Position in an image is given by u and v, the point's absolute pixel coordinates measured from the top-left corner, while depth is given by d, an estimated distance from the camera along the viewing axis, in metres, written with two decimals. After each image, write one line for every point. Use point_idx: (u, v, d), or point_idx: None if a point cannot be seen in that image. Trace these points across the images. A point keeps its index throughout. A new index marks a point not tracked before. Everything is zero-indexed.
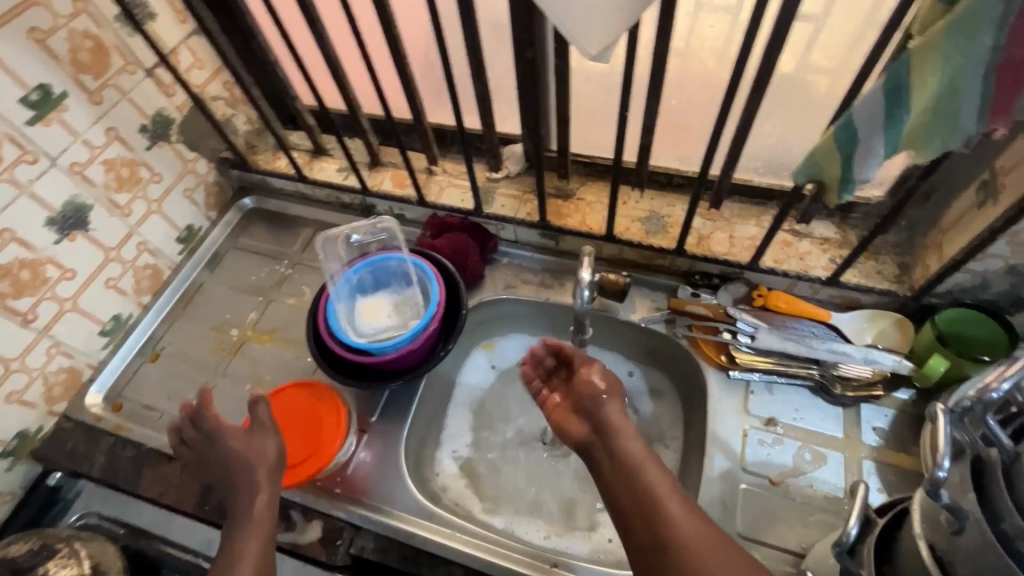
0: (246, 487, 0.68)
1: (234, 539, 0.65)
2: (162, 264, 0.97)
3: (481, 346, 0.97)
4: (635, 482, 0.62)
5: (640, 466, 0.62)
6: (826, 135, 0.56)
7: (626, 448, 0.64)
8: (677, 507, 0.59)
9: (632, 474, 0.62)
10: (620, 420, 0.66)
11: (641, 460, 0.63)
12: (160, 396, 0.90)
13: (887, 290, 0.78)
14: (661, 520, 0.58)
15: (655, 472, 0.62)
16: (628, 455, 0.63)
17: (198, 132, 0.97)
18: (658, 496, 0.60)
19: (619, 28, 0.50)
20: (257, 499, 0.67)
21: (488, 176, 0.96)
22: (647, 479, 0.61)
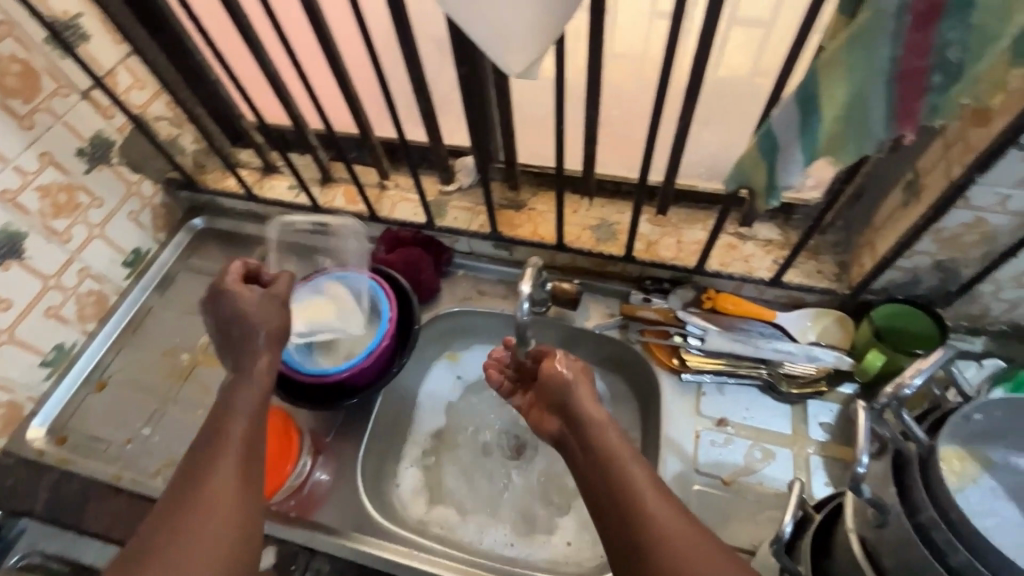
0: (210, 452, 0.58)
1: (183, 515, 0.54)
2: (108, 289, 0.94)
3: (445, 356, 0.97)
4: (613, 477, 0.56)
5: (614, 456, 0.57)
6: (749, 144, 0.57)
7: (597, 438, 0.59)
8: (658, 505, 0.53)
9: (610, 468, 0.57)
10: (592, 411, 0.61)
11: (619, 452, 0.58)
12: (108, 426, 0.88)
13: (827, 288, 0.81)
14: (643, 518, 0.53)
15: (634, 463, 0.57)
16: (605, 449, 0.58)
17: (142, 153, 0.95)
18: (635, 488, 0.55)
19: (542, 45, 0.50)
20: (220, 462, 0.57)
21: (440, 189, 0.96)
22: (628, 472, 0.56)
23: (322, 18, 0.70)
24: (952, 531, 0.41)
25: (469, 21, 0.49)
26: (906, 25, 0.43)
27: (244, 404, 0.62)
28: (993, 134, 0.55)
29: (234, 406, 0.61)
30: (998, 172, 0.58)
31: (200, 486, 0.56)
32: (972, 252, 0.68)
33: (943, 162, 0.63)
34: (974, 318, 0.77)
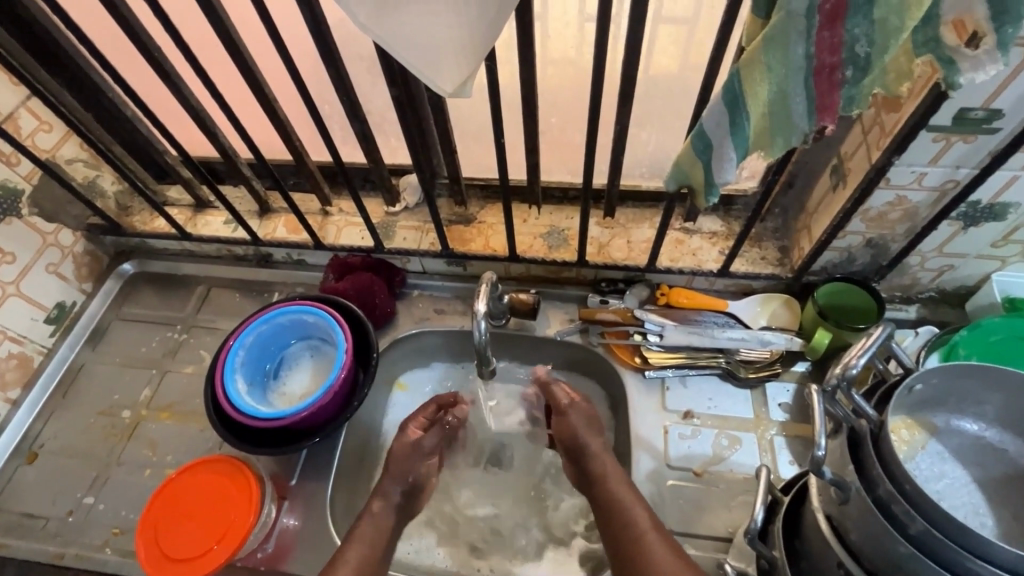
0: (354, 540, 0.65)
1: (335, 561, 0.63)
2: (30, 350, 0.87)
3: (395, 389, 0.93)
4: (620, 519, 0.65)
5: (624, 504, 0.66)
6: (685, 144, 0.59)
7: (612, 495, 0.67)
8: (657, 545, 0.61)
9: (621, 512, 0.65)
10: (607, 465, 0.70)
11: (625, 498, 0.66)
12: (42, 501, 0.80)
13: (772, 273, 0.84)
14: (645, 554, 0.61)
15: (642, 510, 0.65)
16: (613, 496, 0.67)
17: (56, 200, 0.88)
18: (643, 533, 0.63)
19: (470, 64, 0.49)
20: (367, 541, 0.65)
21: (386, 210, 0.94)
22: (632, 513, 0.65)
23: (242, 48, 0.67)
24: (908, 502, 0.43)
25: (394, 45, 0.48)
26: (815, 25, 0.45)
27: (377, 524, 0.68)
28: (905, 118, 0.58)
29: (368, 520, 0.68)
30: (912, 152, 0.62)
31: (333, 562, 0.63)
32: (897, 228, 0.72)
33: (864, 146, 0.66)
34: (906, 288, 0.82)
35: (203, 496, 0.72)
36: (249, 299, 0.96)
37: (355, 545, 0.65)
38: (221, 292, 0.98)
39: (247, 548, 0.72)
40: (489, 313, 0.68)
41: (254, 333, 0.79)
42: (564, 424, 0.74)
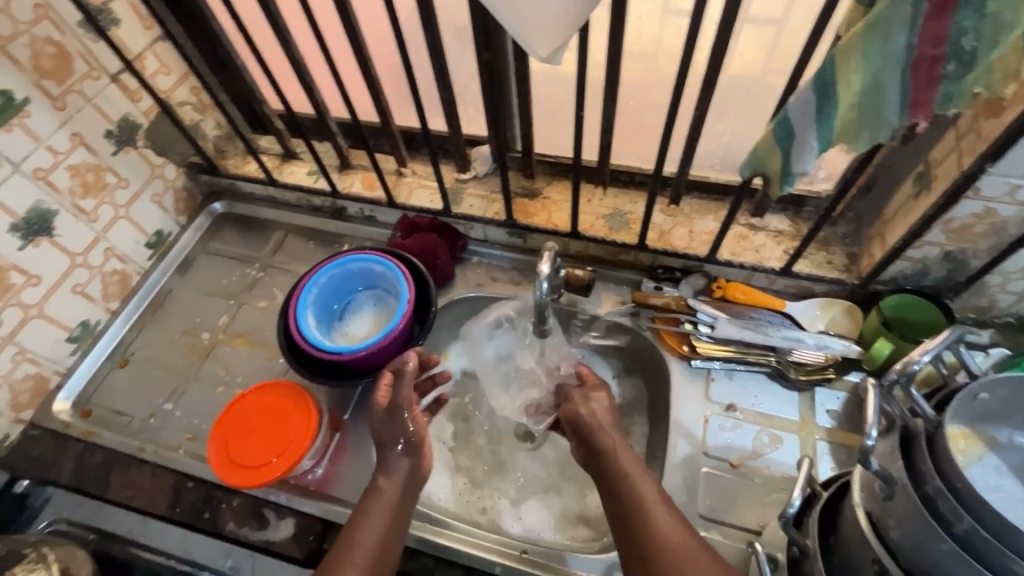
0: (368, 506, 0.67)
1: (346, 538, 0.65)
2: (131, 269, 0.97)
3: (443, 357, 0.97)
4: (623, 490, 0.65)
5: (629, 480, 0.66)
6: (766, 131, 0.59)
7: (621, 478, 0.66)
8: (661, 515, 0.62)
9: (622, 483, 0.66)
10: (615, 441, 0.70)
11: (631, 472, 0.66)
12: (129, 401, 0.90)
13: (836, 279, 0.82)
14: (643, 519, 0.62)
15: (646, 485, 0.65)
16: (624, 476, 0.66)
17: (165, 137, 0.97)
18: (645, 506, 0.63)
19: (567, 31, 0.52)
20: (370, 518, 0.65)
21: (456, 177, 0.98)
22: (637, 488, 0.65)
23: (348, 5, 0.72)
24: (958, 501, 0.43)
25: (499, 9, 0.51)
26: (923, 14, 0.45)
27: (383, 506, 0.67)
28: (1006, 124, 0.56)
29: (373, 503, 0.67)
30: (1011, 161, 0.59)
31: (346, 541, 0.64)
32: (981, 242, 0.69)
33: (955, 153, 0.64)
34: (982, 310, 0.78)
35: (262, 416, 0.79)
36: (321, 248, 1.04)
37: (369, 522, 0.65)
38: (296, 239, 1.05)
39: (301, 468, 0.78)
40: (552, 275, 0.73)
41: (327, 275, 0.85)
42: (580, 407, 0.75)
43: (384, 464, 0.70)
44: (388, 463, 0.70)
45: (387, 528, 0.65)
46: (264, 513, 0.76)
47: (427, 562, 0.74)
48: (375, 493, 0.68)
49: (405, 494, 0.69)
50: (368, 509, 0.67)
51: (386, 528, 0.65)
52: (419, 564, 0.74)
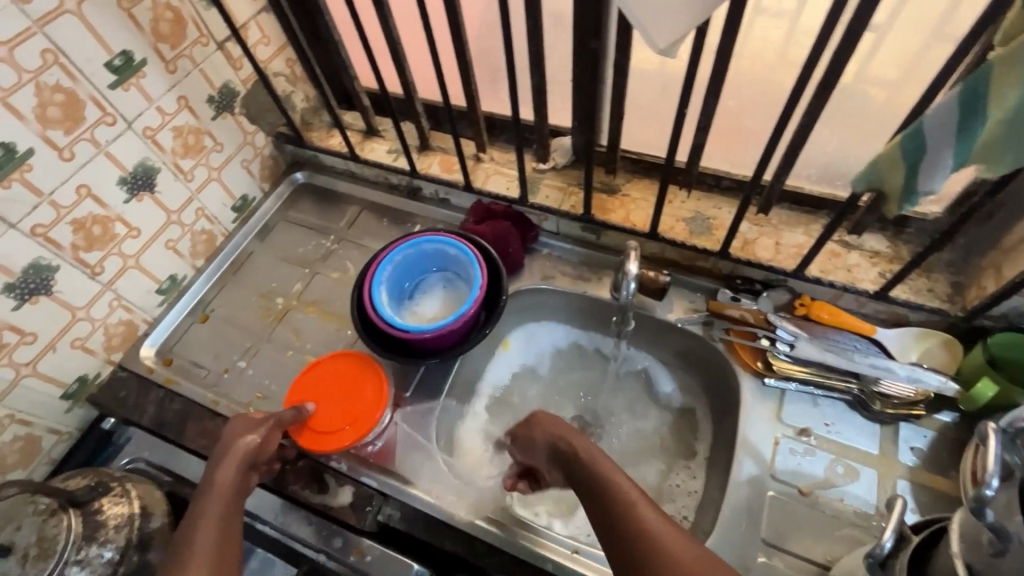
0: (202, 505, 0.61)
1: (185, 535, 0.58)
2: (217, 230, 1.01)
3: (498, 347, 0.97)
4: (606, 492, 0.58)
5: (634, 509, 0.55)
6: (892, 142, 0.55)
7: (617, 498, 0.57)
8: (648, 509, 0.55)
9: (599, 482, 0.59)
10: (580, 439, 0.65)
11: (635, 497, 0.56)
12: (206, 355, 0.94)
13: (938, 308, 0.76)
14: (625, 517, 0.55)
15: (623, 478, 0.59)
16: (600, 476, 0.60)
17: (259, 106, 1.00)
18: (657, 533, 0.53)
19: (690, 23, 0.49)
20: (207, 523, 0.58)
21: (535, 166, 0.97)
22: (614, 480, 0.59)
23: None
24: None
25: None
26: None
27: (218, 498, 0.61)
28: None
29: (208, 503, 0.61)
30: None
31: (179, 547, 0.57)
32: None
33: None
34: None
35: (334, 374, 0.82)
36: (393, 226, 1.05)
37: (205, 525, 0.58)
38: (370, 215, 1.07)
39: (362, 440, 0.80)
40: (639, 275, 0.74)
41: (402, 253, 0.86)
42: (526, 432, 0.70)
43: (220, 457, 0.66)
44: (222, 453, 0.66)
45: (223, 528, 0.59)
46: (324, 479, 0.79)
47: (477, 547, 0.75)
48: (205, 494, 0.61)
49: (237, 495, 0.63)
50: (205, 508, 0.60)
51: (223, 534, 0.58)
52: (469, 548, 0.75)
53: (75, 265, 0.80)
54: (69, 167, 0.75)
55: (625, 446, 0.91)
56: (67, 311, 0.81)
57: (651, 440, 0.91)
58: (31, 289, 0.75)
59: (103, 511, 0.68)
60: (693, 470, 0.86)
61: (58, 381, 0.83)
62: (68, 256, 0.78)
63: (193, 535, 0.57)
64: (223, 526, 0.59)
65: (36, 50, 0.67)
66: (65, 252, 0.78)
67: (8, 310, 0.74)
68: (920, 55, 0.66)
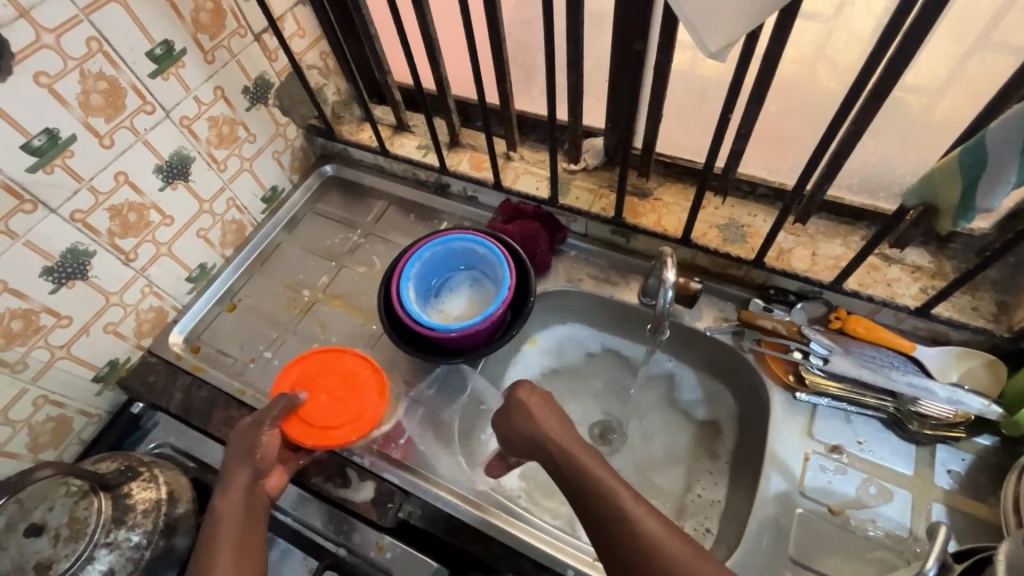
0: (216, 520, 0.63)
1: (205, 546, 0.60)
2: (247, 220, 1.02)
3: (525, 342, 0.97)
4: (603, 496, 0.58)
5: (630, 516, 0.56)
6: (949, 156, 0.53)
7: (612, 504, 0.57)
8: (646, 515, 0.56)
9: (587, 482, 0.60)
10: (561, 434, 0.65)
11: (628, 503, 0.57)
12: (233, 344, 0.95)
13: (982, 328, 0.74)
14: (623, 522, 0.56)
15: (610, 477, 0.60)
16: (590, 477, 0.60)
17: (292, 98, 1.01)
18: (659, 539, 0.54)
19: (746, 27, 0.48)
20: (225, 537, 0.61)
21: (566, 167, 0.96)
22: (602, 477, 0.60)
23: None
24: None
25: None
26: None
27: (233, 505, 0.64)
28: None
29: (218, 515, 0.63)
30: None
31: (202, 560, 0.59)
32: None
33: None
34: None
35: (343, 383, 0.80)
36: (420, 222, 1.05)
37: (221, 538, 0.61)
38: (397, 210, 1.07)
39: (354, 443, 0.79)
40: (677, 284, 0.71)
41: (431, 251, 0.86)
42: (506, 424, 0.69)
43: (224, 486, 0.66)
44: (227, 479, 0.66)
45: (241, 537, 0.62)
46: (346, 473, 0.79)
47: (497, 549, 0.75)
48: (216, 508, 0.63)
49: (250, 502, 0.65)
50: (217, 520, 0.62)
51: (241, 544, 0.61)
52: (490, 550, 0.74)
53: (111, 251, 0.81)
54: (109, 154, 0.76)
55: (648, 454, 0.90)
56: (101, 295, 0.82)
57: (675, 449, 0.89)
58: (68, 273, 0.76)
59: (132, 495, 0.69)
60: (716, 481, 0.84)
61: (91, 364, 0.84)
62: (105, 241, 0.79)
63: (211, 562, 0.58)
64: (238, 550, 0.60)
65: (82, 38, 0.68)
66: (102, 238, 0.79)
67: (45, 293, 0.75)
68: (962, 63, 0.64)
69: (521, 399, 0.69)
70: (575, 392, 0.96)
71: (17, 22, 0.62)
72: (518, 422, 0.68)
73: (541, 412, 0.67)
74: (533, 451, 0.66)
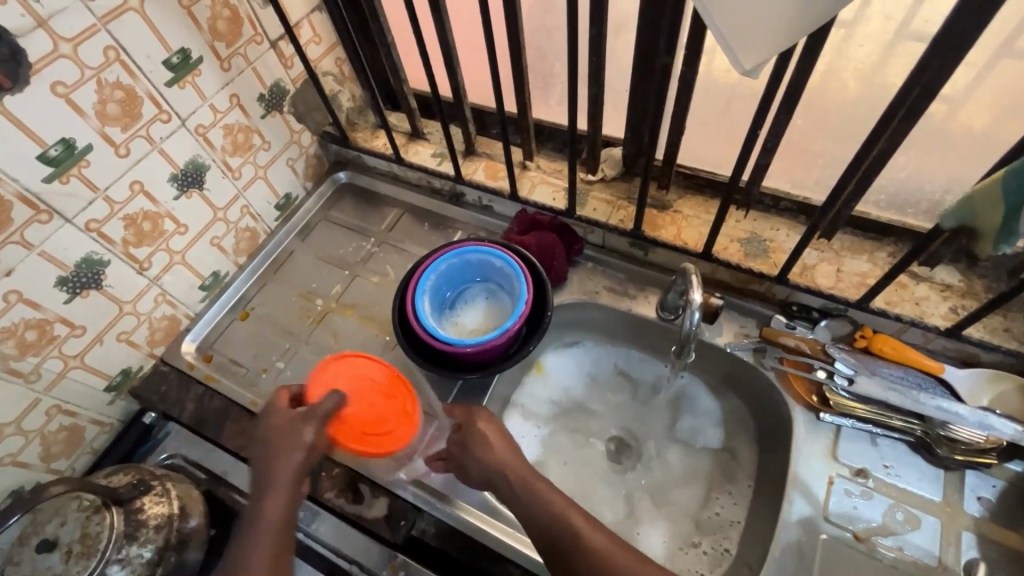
0: (253, 518, 0.63)
1: (244, 542, 0.61)
2: (260, 228, 1.01)
3: (531, 370, 0.95)
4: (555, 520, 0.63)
5: (581, 537, 0.61)
6: (990, 176, 0.52)
7: (564, 525, 0.62)
8: (595, 533, 0.61)
9: (540, 506, 0.65)
10: (513, 459, 0.69)
11: (578, 524, 0.62)
12: (245, 353, 0.95)
13: (1014, 350, 0.71)
14: (574, 542, 0.61)
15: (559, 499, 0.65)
16: (543, 502, 0.65)
17: (307, 104, 1.00)
18: (607, 555, 0.59)
19: (785, 43, 0.46)
20: (262, 533, 0.61)
21: (583, 177, 0.94)
22: (552, 499, 0.65)
23: None
24: None
25: (711, 16, 0.46)
26: None
27: (273, 502, 0.64)
28: None
29: (258, 511, 0.63)
30: None
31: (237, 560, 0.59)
32: None
33: None
34: None
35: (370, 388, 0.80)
36: (435, 231, 1.04)
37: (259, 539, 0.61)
38: (411, 219, 1.06)
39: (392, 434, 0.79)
40: (702, 305, 0.69)
41: (446, 263, 0.84)
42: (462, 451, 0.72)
43: (265, 487, 0.65)
44: (268, 479, 0.65)
45: (278, 536, 0.62)
46: (359, 489, 0.78)
47: (512, 570, 0.73)
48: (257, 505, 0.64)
49: (290, 496, 0.65)
50: (258, 514, 0.63)
51: (277, 542, 0.61)
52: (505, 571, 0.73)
53: (125, 260, 0.80)
54: (125, 163, 0.75)
55: (665, 471, 0.88)
56: (115, 304, 0.81)
57: (692, 466, 0.87)
58: (82, 283, 0.76)
59: (144, 510, 0.69)
60: (734, 501, 0.82)
61: (104, 374, 0.84)
62: (119, 251, 0.79)
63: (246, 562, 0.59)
64: (273, 558, 0.60)
65: (99, 47, 0.67)
66: (116, 247, 0.78)
67: (60, 303, 0.74)
68: (985, 70, 0.65)
69: (478, 426, 0.72)
70: (589, 408, 0.95)
71: (35, 31, 0.61)
72: (475, 448, 0.71)
73: (495, 438, 0.71)
74: (490, 479, 0.69)
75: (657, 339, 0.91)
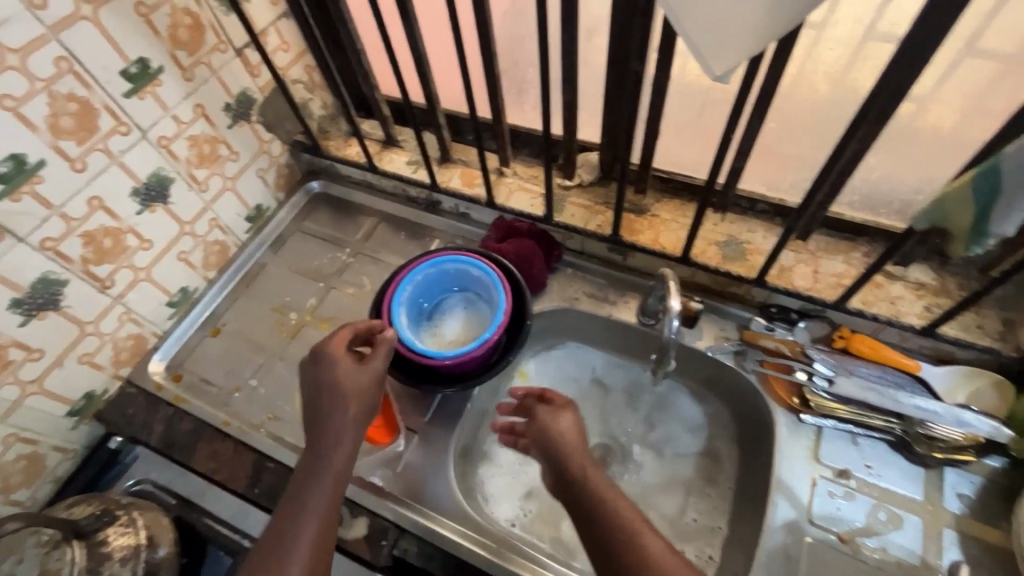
0: (299, 500, 0.61)
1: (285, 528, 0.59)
2: (230, 240, 0.98)
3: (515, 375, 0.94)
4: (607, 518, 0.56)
5: (636, 540, 0.54)
6: (959, 178, 0.52)
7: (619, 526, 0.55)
8: (653, 537, 0.54)
9: (596, 505, 0.57)
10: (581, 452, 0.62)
11: (636, 526, 0.55)
12: (217, 371, 0.91)
13: (987, 347, 0.72)
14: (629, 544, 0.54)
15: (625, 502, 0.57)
16: (602, 501, 0.57)
17: (277, 113, 0.97)
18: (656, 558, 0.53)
19: (754, 49, 0.46)
20: (309, 521, 0.59)
21: (561, 183, 0.93)
22: (614, 498, 0.57)
23: None
24: None
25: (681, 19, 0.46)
26: None
27: (320, 489, 0.62)
28: None
29: (303, 497, 0.61)
30: None
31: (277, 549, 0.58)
32: None
33: None
34: None
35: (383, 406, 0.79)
36: (412, 240, 1.02)
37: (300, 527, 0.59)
38: (387, 228, 1.04)
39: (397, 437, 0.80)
40: (682, 312, 0.69)
41: (423, 273, 0.83)
42: (540, 434, 0.65)
43: (312, 473, 0.62)
44: (313, 467, 0.63)
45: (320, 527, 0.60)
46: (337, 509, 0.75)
47: None
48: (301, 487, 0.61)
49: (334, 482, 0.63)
50: (302, 500, 0.61)
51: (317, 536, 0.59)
52: None
53: (85, 279, 0.77)
54: (82, 178, 0.72)
55: (650, 477, 0.88)
56: (75, 326, 0.78)
57: (677, 471, 0.87)
58: (39, 305, 0.72)
59: (108, 542, 0.66)
60: (719, 506, 0.82)
61: (65, 398, 0.80)
62: (78, 269, 0.75)
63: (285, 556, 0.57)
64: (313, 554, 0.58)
65: (50, 58, 0.64)
66: (75, 266, 0.75)
67: (14, 326, 0.71)
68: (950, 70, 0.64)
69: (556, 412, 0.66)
70: None
71: None
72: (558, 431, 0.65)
73: (567, 429, 0.64)
74: (554, 466, 0.63)
75: (638, 344, 0.91)
